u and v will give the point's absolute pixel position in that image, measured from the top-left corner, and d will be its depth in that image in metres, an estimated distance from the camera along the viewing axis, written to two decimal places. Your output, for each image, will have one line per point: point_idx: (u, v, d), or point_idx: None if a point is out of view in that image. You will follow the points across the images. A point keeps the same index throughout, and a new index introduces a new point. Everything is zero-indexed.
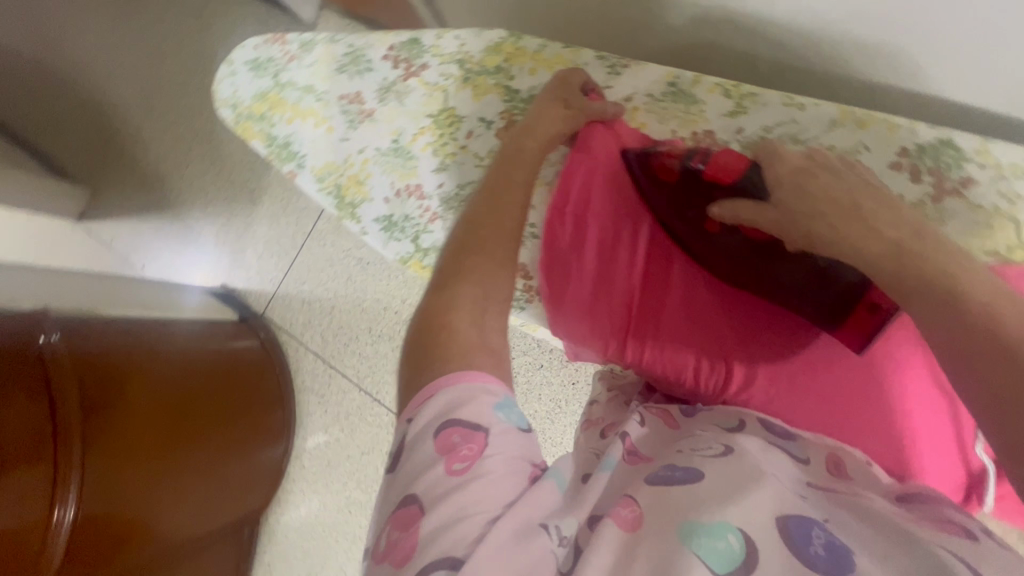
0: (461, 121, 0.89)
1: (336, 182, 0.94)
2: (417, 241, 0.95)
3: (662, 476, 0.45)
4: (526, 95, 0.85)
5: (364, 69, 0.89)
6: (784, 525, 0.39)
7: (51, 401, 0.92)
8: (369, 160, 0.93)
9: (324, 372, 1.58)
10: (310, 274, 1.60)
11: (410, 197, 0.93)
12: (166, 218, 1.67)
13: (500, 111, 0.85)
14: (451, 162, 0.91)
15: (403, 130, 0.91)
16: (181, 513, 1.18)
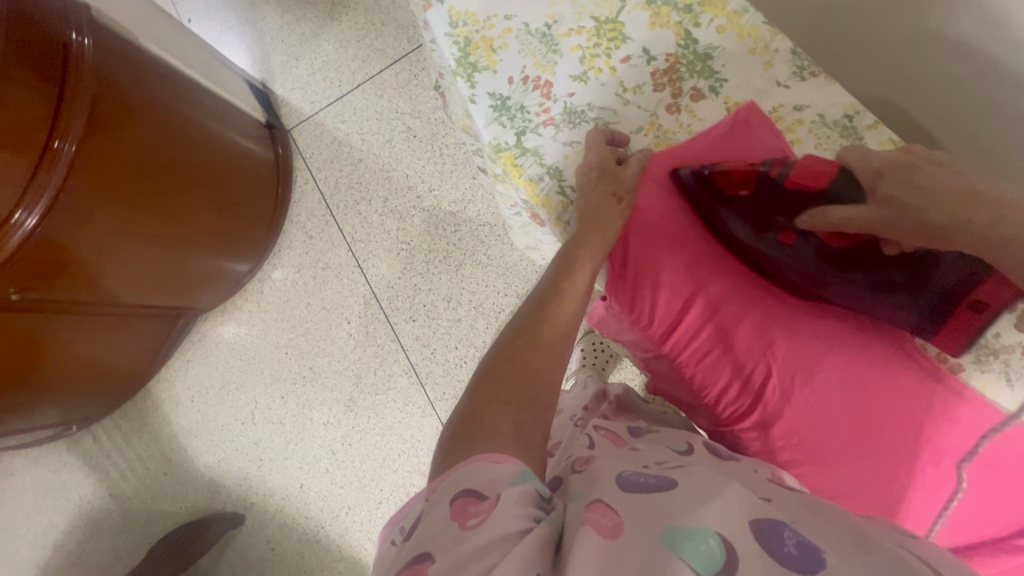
0: (623, 41, 0.83)
1: (467, 36, 0.83)
2: (521, 137, 0.84)
3: (635, 488, 0.46)
4: (701, 50, 0.82)
5: None
6: (760, 529, 0.39)
7: (57, 102, 0.84)
8: (511, 32, 0.84)
9: (322, 217, 1.52)
10: (354, 115, 1.51)
11: (535, 90, 0.84)
12: None
13: (670, 51, 0.82)
14: (592, 78, 0.84)
15: (561, 19, 0.84)
16: (131, 278, 1.15)
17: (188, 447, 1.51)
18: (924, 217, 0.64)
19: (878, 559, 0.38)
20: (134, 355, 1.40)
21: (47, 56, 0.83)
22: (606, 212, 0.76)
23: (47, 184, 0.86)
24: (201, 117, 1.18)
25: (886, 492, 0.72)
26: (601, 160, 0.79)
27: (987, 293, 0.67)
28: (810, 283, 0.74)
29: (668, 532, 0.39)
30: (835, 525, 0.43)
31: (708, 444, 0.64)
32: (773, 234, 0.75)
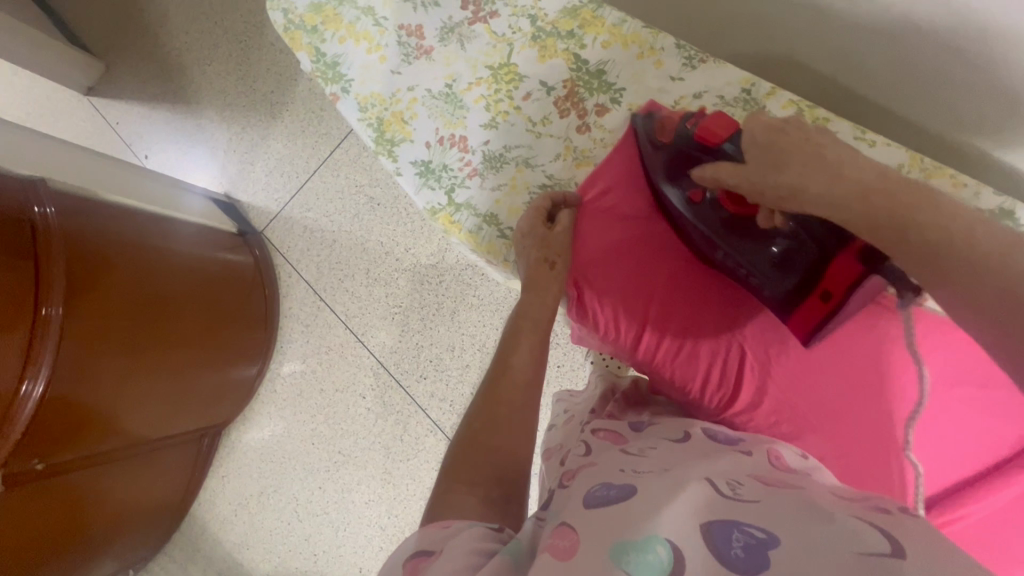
0: (521, 81, 0.86)
1: (379, 116, 0.88)
2: (452, 194, 0.88)
3: (601, 500, 0.45)
4: (593, 68, 0.85)
5: (430, 3, 0.86)
6: (708, 533, 0.39)
7: (37, 271, 0.89)
8: (417, 100, 0.87)
9: (313, 304, 1.56)
10: (317, 202, 1.56)
11: (453, 147, 0.87)
12: (180, 111, 1.60)
13: (565, 78, 0.84)
14: (502, 121, 0.87)
15: (459, 76, 0.87)
16: (149, 413, 1.18)
17: (244, 560, 1.52)
18: (778, 180, 0.63)
19: (832, 533, 0.38)
20: (170, 486, 1.42)
21: (18, 233, 0.88)
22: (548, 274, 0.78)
23: (45, 349, 0.89)
24: (175, 245, 1.23)
25: (876, 448, 0.72)
26: (529, 228, 0.80)
27: (834, 284, 0.67)
28: (702, 241, 0.75)
29: (615, 549, 0.38)
30: (800, 505, 0.43)
31: (703, 430, 0.63)
32: (680, 191, 0.75)
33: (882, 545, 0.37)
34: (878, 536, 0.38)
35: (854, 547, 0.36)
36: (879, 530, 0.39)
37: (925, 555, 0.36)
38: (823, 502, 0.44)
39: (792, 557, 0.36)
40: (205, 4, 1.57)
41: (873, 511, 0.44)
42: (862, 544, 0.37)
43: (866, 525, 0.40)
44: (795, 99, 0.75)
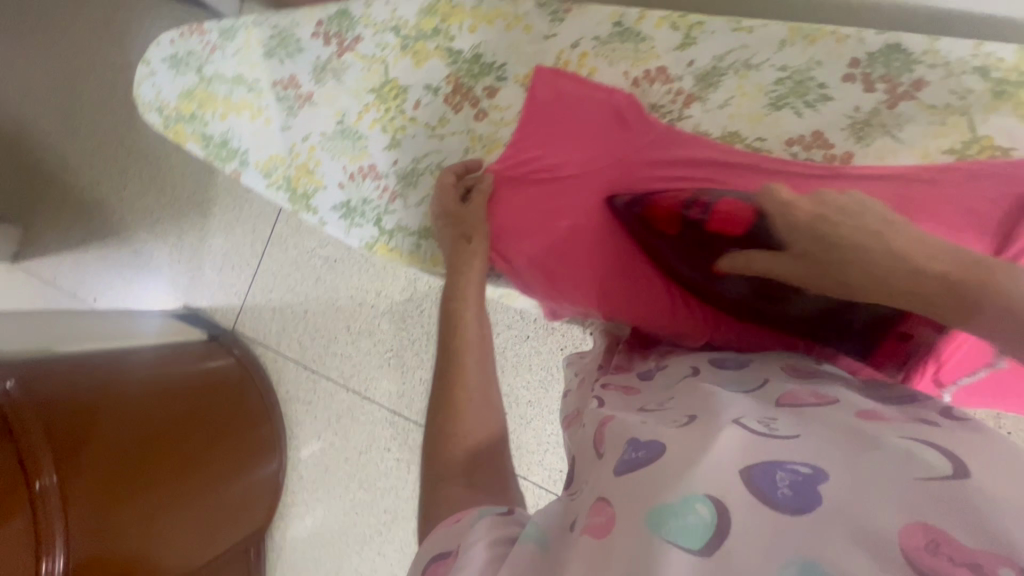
0: (404, 92, 0.58)
1: (281, 175, 0.61)
2: (379, 224, 0.60)
3: (628, 464, 0.28)
4: (474, 57, 0.56)
5: (294, 49, 0.60)
6: (748, 479, 0.25)
7: (17, 450, 0.75)
8: (315, 145, 0.60)
9: (308, 381, 1.38)
10: (276, 280, 1.37)
11: (366, 179, 0.59)
12: (112, 245, 1.43)
13: (443, 77, 0.56)
14: (404, 135, 0.58)
15: (344, 108, 0.60)
16: (187, 549, 0.97)
17: None
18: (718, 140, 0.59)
19: (875, 456, 0.25)
20: None
21: None
22: (467, 250, 0.54)
23: (52, 523, 0.75)
24: (153, 369, 1.05)
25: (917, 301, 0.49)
26: None
27: None
28: None
29: (651, 507, 0.24)
30: (843, 425, 0.29)
31: (711, 359, 0.45)
32: None
33: (940, 463, 0.25)
34: (925, 450, 0.26)
35: (906, 469, 0.24)
36: (927, 443, 0.27)
37: (981, 458, 0.25)
38: (857, 414, 0.31)
39: (837, 487, 0.24)
40: (81, 115, 1.35)
41: (912, 418, 0.31)
42: (917, 464, 0.25)
43: (908, 435, 0.28)
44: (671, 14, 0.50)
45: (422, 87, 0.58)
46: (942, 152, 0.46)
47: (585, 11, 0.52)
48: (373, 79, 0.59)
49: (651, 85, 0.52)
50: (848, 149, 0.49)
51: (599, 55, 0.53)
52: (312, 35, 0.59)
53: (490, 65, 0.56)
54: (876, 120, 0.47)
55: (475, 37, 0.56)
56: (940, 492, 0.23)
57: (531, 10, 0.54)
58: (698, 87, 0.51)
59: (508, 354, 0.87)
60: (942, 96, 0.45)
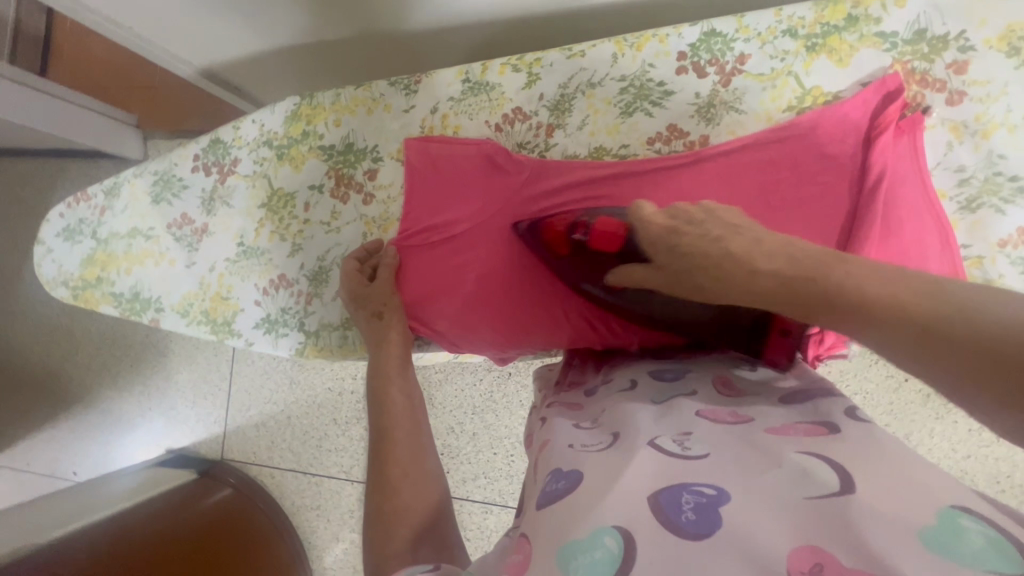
0: (293, 197, 0.59)
1: (199, 311, 0.62)
2: (305, 327, 0.59)
3: (549, 497, 0.31)
4: (346, 147, 0.58)
5: (178, 191, 0.62)
6: (657, 508, 0.26)
7: None
8: (222, 273, 0.61)
9: (313, 486, 1.05)
10: (251, 394, 1.09)
11: (278, 291, 0.60)
12: (64, 408, 1.16)
13: (324, 173, 0.58)
14: (304, 234, 0.59)
15: (242, 230, 0.61)
16: None
17: None
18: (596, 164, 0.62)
19: (770, 481, 0.27)
20: None
21: None
22: (382, 329, 0.54)
23: None
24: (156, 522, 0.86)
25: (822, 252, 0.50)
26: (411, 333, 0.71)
27: None
28: None
29: (563, 545, 0.26)
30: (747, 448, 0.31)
31: (652, 371, 0.45)
32: None
33: (829, 477, 0.26)
34: (817, 464, 0.27)
35: (792, 494, 0.25)
36: (817, 453, 0.28)
37: (863, 462, 0.27)
38: (764, 430, 0.32)
39: (735, 509, 0.25)
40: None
41: (818, 431, 0.31)
42: (805, 482, 0.26)
43: (804, 448, 0.29)
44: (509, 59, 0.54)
45: (308, 188, 0.59)
46: (781, 111, 0.49)
47: (434, 78, 0.56)
48: (260, 192, 0.60)
49: (513, 126, 0.55)
50: (703, 133, 0.51)
51: (460, 113, 0.56)
52: (194, 170, 0.61)
53: (363, 150, 0.58)
54: (717, 101, 0.51)
55: (342, 129, 0.58)
56: (820, 511, 0.24)
57: (385, 90, 0.57)
58: (554, 116, 0.54)
59: (499, 397, 0.86)
60: (766, 64, 0.49)
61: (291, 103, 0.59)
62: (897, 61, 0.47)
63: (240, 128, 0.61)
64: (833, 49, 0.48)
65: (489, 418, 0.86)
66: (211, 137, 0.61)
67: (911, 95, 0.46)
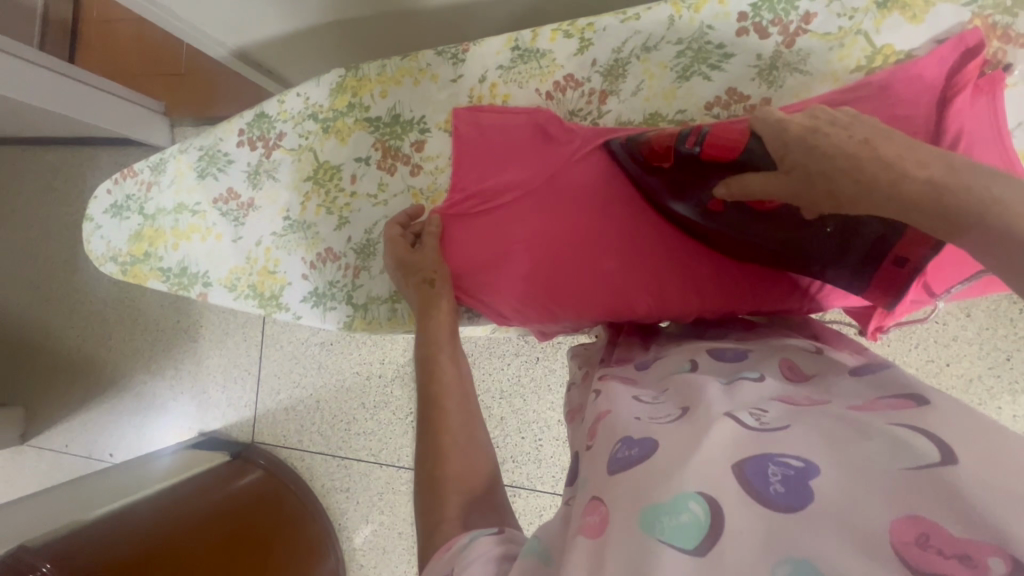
0: (339, 169, 0.59)
1: (248, 284, 0.62)
2: (354, 298, 0.59)
3: (622, 463, 0.29)
4: (393, 118, 0.58)
5: (223, 165, 0.62)
6: (743, 477, 0.25)
7: None
8: (270, 248, 0.61)
9: (343, 469, 1.05)
10: (281, 378, 1.10)
11: (328, 263, 0.59)
12: (101, 391, 1.18)
13: (372, 144, 0.58)
14: (350, 207, 0.59)
15: (290, 205, 0.61)
16: None
17: None
18: None
19: (861, 452, 0.25)
20: None
21: None
22: (432, 296, 0.53)
23: None
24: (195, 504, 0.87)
25: None
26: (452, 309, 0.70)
27: None
28: None
29: (645, 508, 0.25)
30: (823, 415, 0.29)
31: (709, 350, 0.44)
32: None
33: (927, 447, 0.24)
34: (910, 433, 0.25)
35: (886, 463, 0.24)
36: (908, 424, 0.26)
37: (962, 432, 0.24)
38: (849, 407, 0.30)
39: (826, 480, 0.24)
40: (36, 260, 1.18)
41: (905, 400, 0.30)
42: (901, 453, 0.24)
43: (895, 420, 0.27)
44: (562, 24, 0.53)
45: (354, 161, 0.59)
46: (849, 72, 0.48)
47: (482, 46, 0.55)
48: (306, 165, 0.60)
49: (564, 93, 0.54)
50: (765, 96, 0.50)
51: (509, 81, 0.55)
52: (239, 144, 0.62)
53: (411, 121, 0.58)
54: (781, 63, 0.49)
55: (388, 99, 0.58)
56: (922, 482, 0.22)
57: (432, 60, 0.57)
58: (608, 82, 0.53)
59: (527, 380, 0.86)
60: (832, 22, 0.47)
61: (336, 75, 0.59)
62: (977, 16, 0.44)
63: (285, 102, 0.61)
64: (906, 4, 0.46)
65: (517, 402, 0.86)
66: (254, 111, 0.62)
67: (993, 50, 0.44)
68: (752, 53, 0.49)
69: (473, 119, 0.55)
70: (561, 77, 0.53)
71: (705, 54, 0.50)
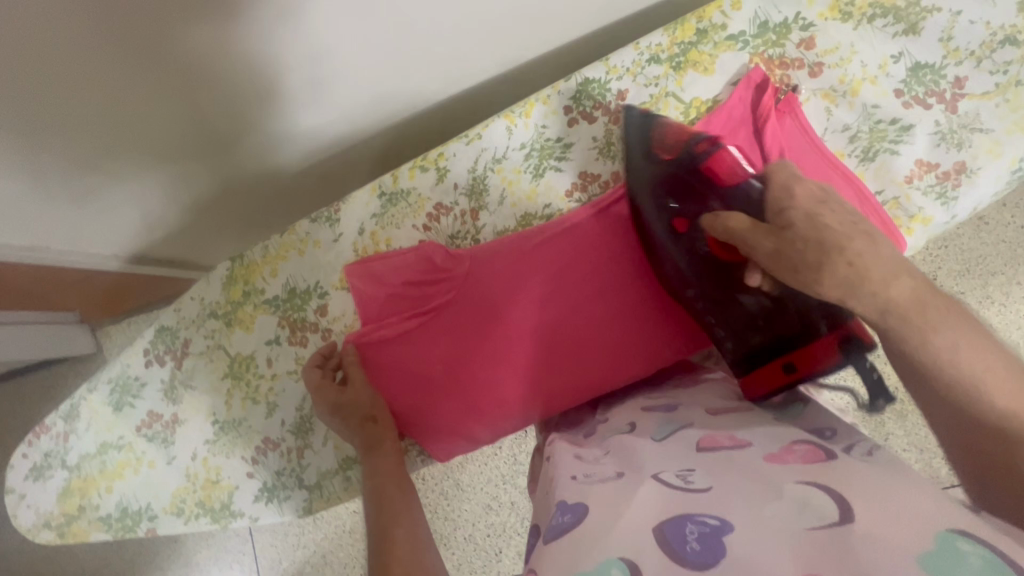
0: (252, 358, 0.59)
1: (194, 502, 0.59)
2: (306, 478, 0.58)
3: (556, 531, 0.31)
4: (289, 291, 0.58)
5: (138, 390, 0.60)
6: (665, 537, 0.27)
7: None
8: (207, 457, 0.59)
9: None
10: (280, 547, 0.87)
11: (270, 451, 0.58)
12: None
13: (278, 322, 0.58)
14: (277, 387, 0.58)
15: (216, 407, 0.59)
16: None
17: None
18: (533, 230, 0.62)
19: (772, 513, 0.27)
20: None
21: None
22: (378, 435, 0.52)
23: None
24: None
25: None
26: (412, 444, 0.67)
27: None
28: None
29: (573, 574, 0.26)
30: (744, 474, 0.31)
31: (647, 410, 0.46)
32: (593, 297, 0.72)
33: (829, 509, 0.26)
34: (817, 493, 0.27)
35: (796, 527, 0.25)
36: (814, 481, 0.28)
37: (861, 490, 0.27)
38: (763, 459, 0.33)
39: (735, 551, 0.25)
40: None
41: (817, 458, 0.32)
42: (809, 513, 0.26)
43: (802, 477, 0.29)
44: (418, 160, 0.56)
45: (266, 345, 0.59)
46: None
47: (351, 201, 0.57)
48: (221, 363, 0.59)
49: (440, 221, 0.56)
50: (613, 170, 0.55)
51: (387, 226, 0.57)
52: (147, 364, 0.60)
53: (309, 289, 0.58)
54: (615, 138, 0.54)
55: (280, 277, 0.58)
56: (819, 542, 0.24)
57: (310, 227, 0.58)
58: (474, 201, 0.56)
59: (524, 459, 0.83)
60: (643, 92, 0.53)
61: (225, 268, 0.59)
62: (754, 55, 0.51)
63: (181, 309, 0.60)
64: (696, 61, 0.52)
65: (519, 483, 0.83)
66: (154, 328, 0.61)
67: (778, 79, 0.50)
68: (590, 136, 0.54)
69: (365, 272, 0.56)
70: (433, 206, 0.56)
71: (551, 148, 0.55)
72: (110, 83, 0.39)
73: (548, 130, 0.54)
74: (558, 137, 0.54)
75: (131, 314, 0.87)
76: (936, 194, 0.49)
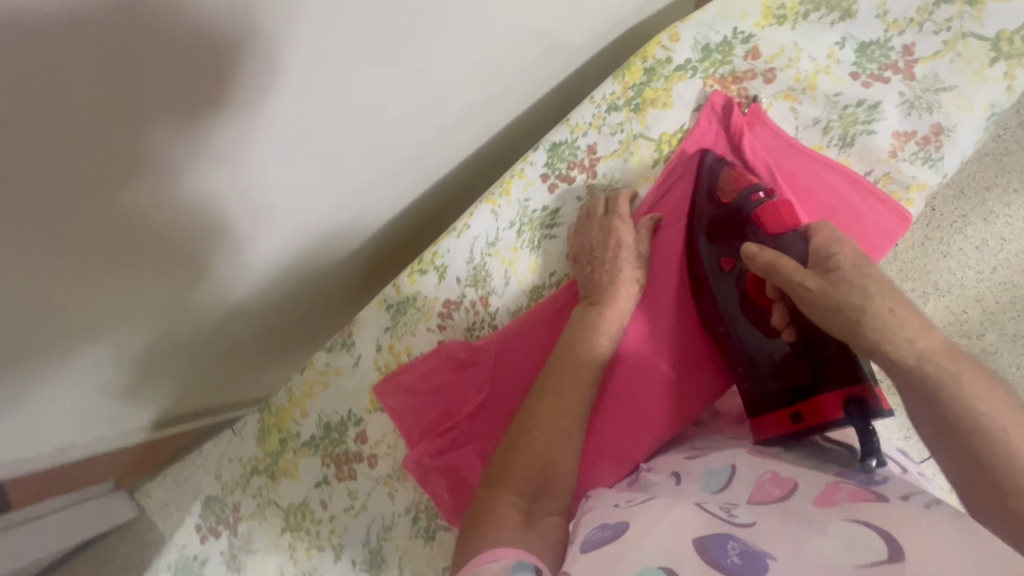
0: (304, 504, 0.57)
1: None
2: None
3: (596, 542, 0.32)
4: (323, 427, 0.57)
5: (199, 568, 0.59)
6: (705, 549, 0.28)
7: None
8: None
9: None
10: None
11: None
12: None
13: (320, 463, 0.57)
14: (336, 527, 0.57)
15: (282, 565, 0.58)
16: None
17: None
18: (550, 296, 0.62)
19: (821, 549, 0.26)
20: None
21: None
22: None
23: None
24: None
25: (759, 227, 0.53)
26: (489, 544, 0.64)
27: None
28: None
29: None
30: (792, 518, 0.30)
31: (689, 457, 0.44)
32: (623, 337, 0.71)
33: (878, 550, 0.25)
34: (866, 533, 0.26)
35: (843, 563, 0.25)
36: (863, 521, 0.28)
37: (908, 537, 0.26)
38: (811, 500, 0.31)
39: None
40: None
41: (866, 497, 0.30)
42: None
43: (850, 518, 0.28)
44: (414, 264, 0.54)
45: (315, 488, 0.57)
46: (651, 168, 0.54)
47: (360, 322, 0.56)
48: (276, 519, 0.58)
49: (453, 317, 0.56)
50: None
51: (402, 335, 0.56)
52: (204, 539, 0.60)
53: (342, 421, 0.57)
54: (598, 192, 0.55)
55: (311, 416, 0.57)
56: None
57: (327, 357, 0.57)
58: (480, 288, 0.56)
59: None
60: (612, 141, 0.54)
61: (256, 422, 0.59)
62: (706, 78, 0.53)
63: (223, 474, 0.60)
64: (653, 99, 0.53)
65: None
66: (202, 501, 0.61)
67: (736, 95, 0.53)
68: (575, 196, 0.55)
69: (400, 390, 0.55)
70: (441, 305, 0.55)
71: (539, 218, 0.56)
72: (107, 303, 0.40)
73: (532, 200, 0.55)
74: (543, 204, 0.55)
75: (164, 464, 0.81)
76: (922, 159, 0.50)
